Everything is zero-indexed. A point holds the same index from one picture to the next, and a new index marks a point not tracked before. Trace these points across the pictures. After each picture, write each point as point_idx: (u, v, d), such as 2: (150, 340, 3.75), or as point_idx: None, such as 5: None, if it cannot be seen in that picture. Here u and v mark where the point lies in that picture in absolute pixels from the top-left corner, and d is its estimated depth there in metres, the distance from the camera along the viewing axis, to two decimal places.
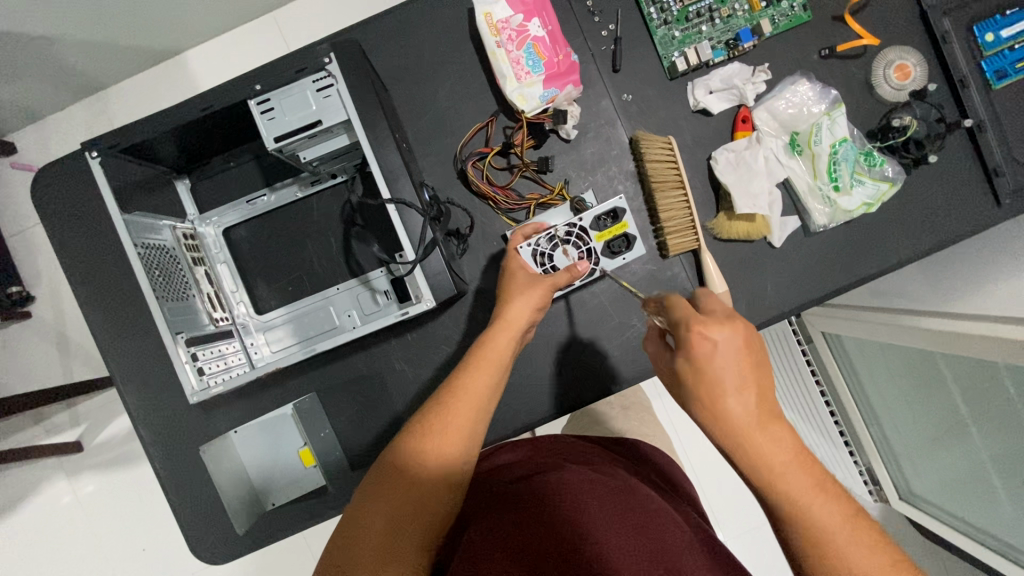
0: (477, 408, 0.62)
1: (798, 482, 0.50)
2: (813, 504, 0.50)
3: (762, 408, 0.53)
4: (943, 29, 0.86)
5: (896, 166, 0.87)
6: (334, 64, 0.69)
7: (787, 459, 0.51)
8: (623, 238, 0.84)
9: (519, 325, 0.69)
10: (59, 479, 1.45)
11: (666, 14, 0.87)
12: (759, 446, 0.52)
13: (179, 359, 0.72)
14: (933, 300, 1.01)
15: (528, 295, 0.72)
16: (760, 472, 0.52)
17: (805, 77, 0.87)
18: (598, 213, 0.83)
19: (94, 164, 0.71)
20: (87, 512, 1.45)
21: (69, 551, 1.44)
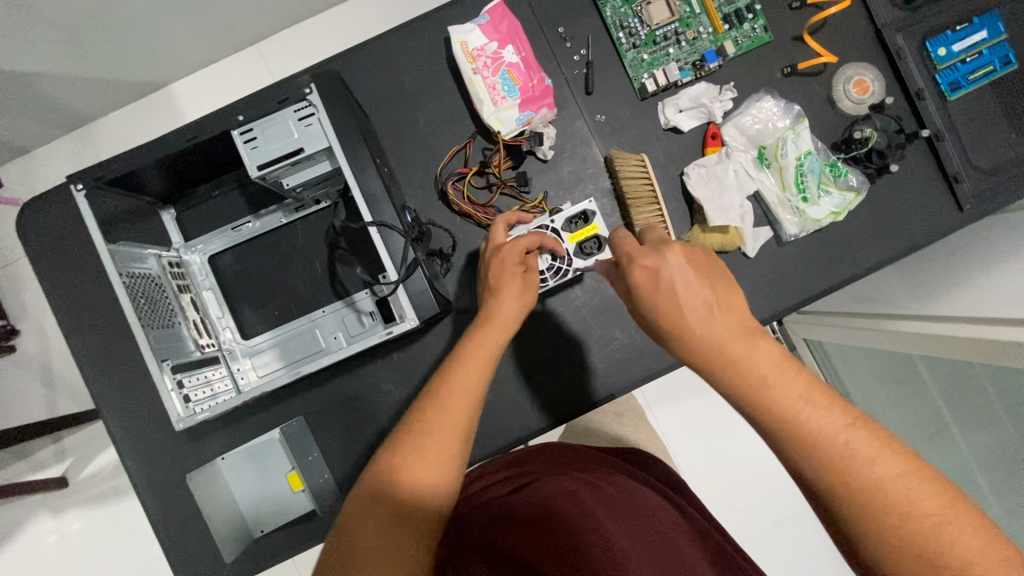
0: (470, 400, 0.62)
1: (788, 393, 0.50)
2: (807, 418, 0.49)
3: (738, 322, 0.54)
4: (897, 46, 0.91)
5: (859, 175, 0.90)
6: (314, 94, 0.72)
7: (776, 370, 0.51)
8: (594, 240, 0.84)
9: (506, 321, 0.68)
10: (43, 515, 1.42)
11: (634, 38, 0.91)
12: (751, 360, 0.52)
13: (165, 387, 0.73)
14: (907, 303, 1.04)
15: (516, 288, 0.70)
16: (755, 408, 0.51)
17: (769, 94, 0.91)
18: (569, 216, 0.84)
19: (79, 197, 0.72)
20: (73, 549, 1.42)
21: None
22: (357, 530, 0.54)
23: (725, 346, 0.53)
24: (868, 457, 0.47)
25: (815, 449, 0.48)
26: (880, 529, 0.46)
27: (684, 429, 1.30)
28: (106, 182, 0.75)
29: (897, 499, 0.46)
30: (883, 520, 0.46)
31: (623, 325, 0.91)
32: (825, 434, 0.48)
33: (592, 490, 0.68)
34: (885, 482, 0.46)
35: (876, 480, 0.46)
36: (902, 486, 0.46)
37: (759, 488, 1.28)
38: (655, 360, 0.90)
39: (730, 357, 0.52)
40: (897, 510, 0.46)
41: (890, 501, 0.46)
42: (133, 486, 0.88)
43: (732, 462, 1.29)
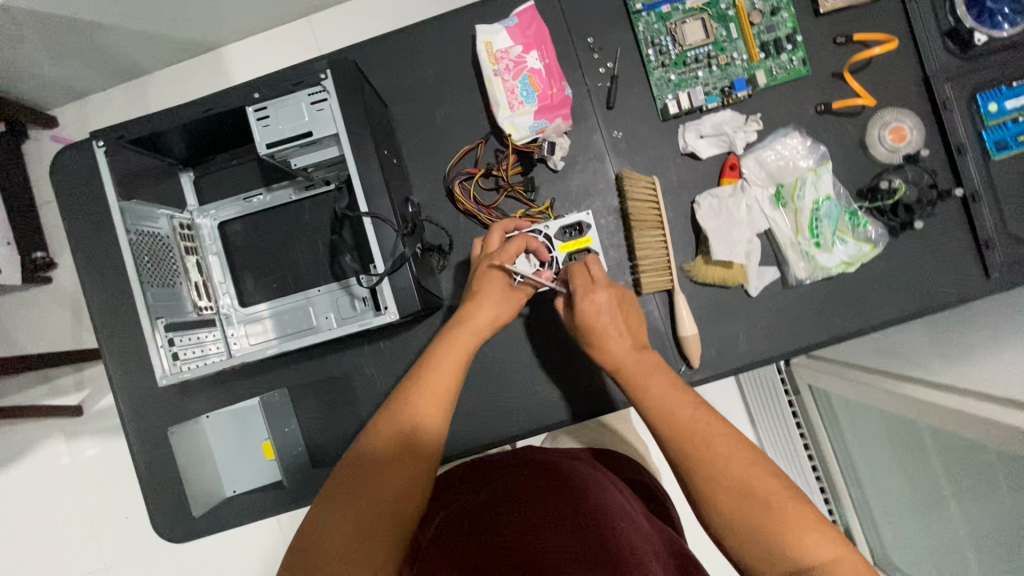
0: (443, 403, 0.65)
1: (680, 402, 0.66)
2: (688, 411, 0.65)
3: (636, 344, 0.72)
4: (944, 95, 0.86)
5: (880, 228, 0.86)
6: (329, 80, 0.73)
7: (664, 383, 0.68)
8: (585, 253, 0.81)
9: (475, 329, 0.70)
10: (58, 438, 1.52)
11: (664, 57, 0.89)
12: (638, 370, 0.70)
13: (154, 343, 0.76)
14: (919, 365, 0.99)
15: (494, 298, 0.72)
16: (664, 416, 0.65)
17: (797, 130, 0.87)
18: (564, 225, 0.81)
19: (99, 152, 0.76)
20: (83, 473, 1.51)
21: (60, 509, 1.51)
22: (330, 535, 0.56)
23: (629, 371, 0.70)
24: (735, 472, 0.60)
25: (695, 439, 0.62)
26: (746, 509, 0.58)
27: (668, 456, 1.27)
28: (126, 141, 0.78)
29: (757, 501, 0.58)
30: (743, 500, 0.58)
31: None
32: (708, 428, 0.63)
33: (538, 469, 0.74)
34: (749, 476, 0.59)
35: (748, 474, 0.59)
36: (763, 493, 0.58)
37: None
38: None
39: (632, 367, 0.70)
40: (722, 475, 0.60)
41: (752, 489, 0.59)
42: (124, 429, 0.93)
43: None
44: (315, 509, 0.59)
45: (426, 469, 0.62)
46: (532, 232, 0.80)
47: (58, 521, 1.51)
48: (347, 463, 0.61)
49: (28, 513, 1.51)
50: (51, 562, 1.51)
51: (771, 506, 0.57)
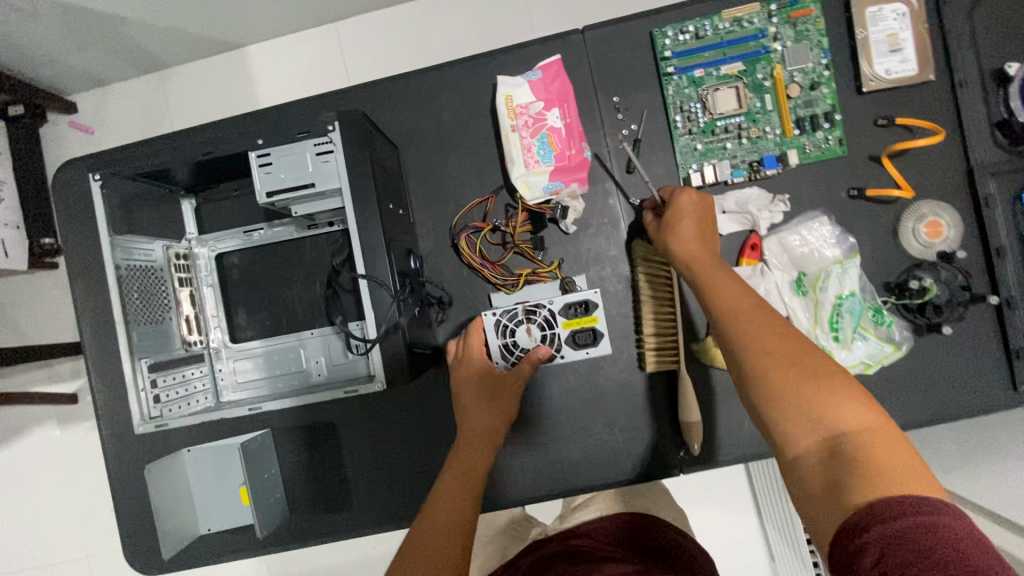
0: (459, 497, 0.66)
1: (752, 320, 0.59)
2: (752, 316, 0.60)
3: (703, 238, 0.72)
4: (987, 191, 0.81)
5: (903, 328, 0.81)
6: (337, 132, 0.70)
7: (735, 303, 0.62)
8: (590, 332, 0.76)
9: (486, 433, 0.73)
10: (51, 425, 1.52)
11: (691, 124, 0.84)
12: (709, 273, 0.67)
13: (134, 385, 0.74)
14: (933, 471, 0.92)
15: (488, 400, 0.75)
16: (729, 325, 0.60)
17: (826, 216, 0.83)
18: (570, 301, 0.76)
19: (93, 186, 0.73)
20: (73, 462, 1.51)
21: (48, 495, 1.51)
22: None
23: (690, 257, 0.70)
24: (817, 394, 0.51)
25: (766, 367, 0.55)
26: (806, 411, 0.51)
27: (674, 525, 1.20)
28: (122, 175, 0.75)
29: (817, 393, 0.51)
30: (799, 405, 0.51)
31: (607, 421, 0.86)
32: (774, 327, 0.58)
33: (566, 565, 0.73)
34: (830, 378, 0.52)
35: (824, 370, 0.53)
36: (808, 364, 0.54)
37: None
38: (630, 467, 0.85)
39: (700, 265, 0.68)
40: (789, 399, 0.52)
41: (825, 393, 0.51)
42: (103, 453, 0.91)
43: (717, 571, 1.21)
44: None
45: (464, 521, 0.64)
46: (535, 305, 0.76)
47: (45, 507, 1.52)
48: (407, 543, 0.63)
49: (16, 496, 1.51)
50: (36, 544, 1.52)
51: (833, 425, 0.49)
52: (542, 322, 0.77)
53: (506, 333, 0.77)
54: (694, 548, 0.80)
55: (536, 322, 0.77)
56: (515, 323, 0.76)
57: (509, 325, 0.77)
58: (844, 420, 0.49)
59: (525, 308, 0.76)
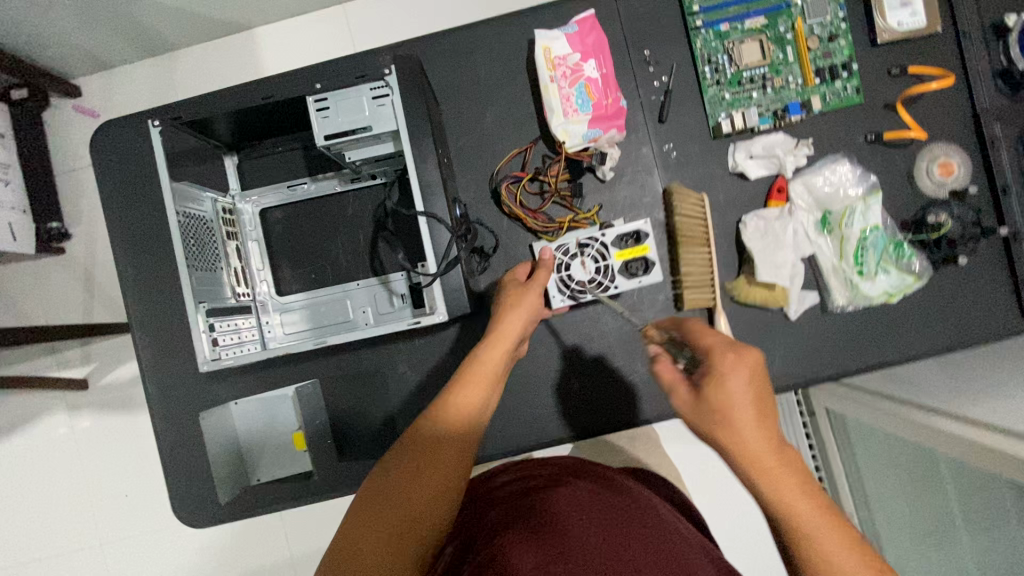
0: (467, 425, 0.67)
1: (781, 468, 0.59)
2: (776, 466, 0.59)
3: (745, 360, 0.63)
4: (993, 135, 0.86)
5: (924, 261, 0.87)
6: (393, 76, 0.72)
7: (767, 447, 0.60)
8: (641, 261, 0.85)
9: (510, 339, 0.73)
10: (60, 411, 1.49)
11: (719, 75, 0.89)
12: (730, 394, 0.62)
13: (197, 327, 0.75)
14: (932, 396, 0.96)
15: (520, 309, 0.75)
16: (751, 469, 0.60)
17: (847, 159, 0.88)
18: (621, 234, 0.85)
19: (154, 132, 0.76)
20: (83, 448, 1.48)
21: (58, 481, 1.48)
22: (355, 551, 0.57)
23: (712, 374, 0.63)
24: (826, 546, 0.56)
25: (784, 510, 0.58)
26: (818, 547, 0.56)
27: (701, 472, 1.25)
28: (181, 123, 0.78)
29: (826, 551, 0.55)
30: (801, 539, 0.57)
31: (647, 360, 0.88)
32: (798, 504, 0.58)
33: (598, 493, 0.70)
34: (818, 530, 0.56)
35: (819, 533, 0.56)
36: (836, 544, 0.56)
37: (754, 547, 1.24)
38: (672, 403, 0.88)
39: (716, 392, 0.62)
40: (812, 535, 0.56)
41: (807, 537, 0.57)
42: (149, 409, 0.92)
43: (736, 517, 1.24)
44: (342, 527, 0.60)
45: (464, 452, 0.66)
46: (588, 239, 0.85)
47: (55, 494, 1.48)
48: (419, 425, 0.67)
49: (26, 484, 1.48)
50: (47, 535, 1.48)
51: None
52: (595, 254, 0.85)
53: (561, 267, 0.85)
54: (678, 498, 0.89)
55: (591, 255, 0.85)
56: (569, 257, 0.85)
57: (563, 261, 0.85)
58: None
59: (579, 241, 0.85)
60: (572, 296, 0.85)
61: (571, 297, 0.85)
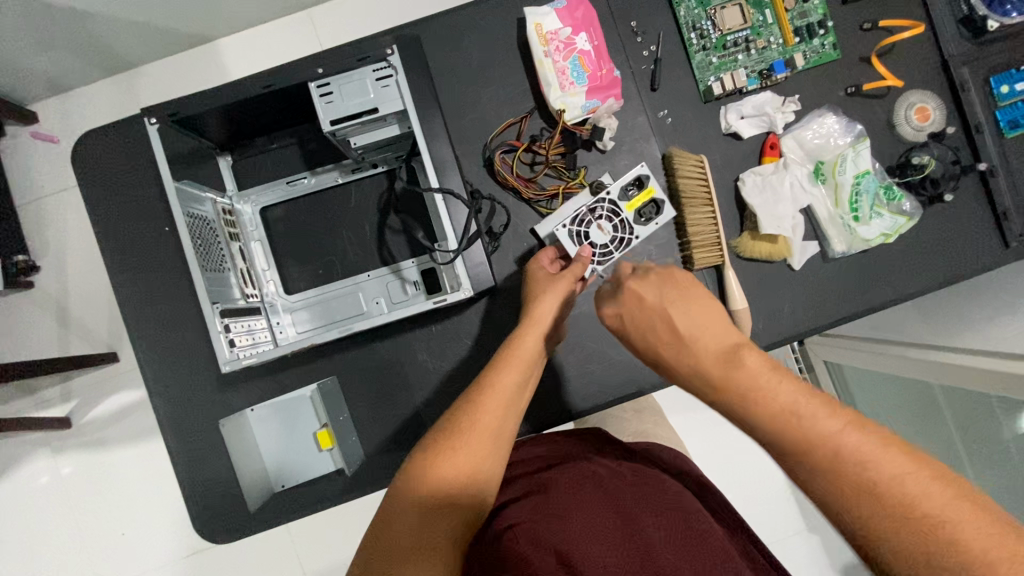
0: (508, 404, 0.62)
1: (783, 398, 0.47)
2: (783, 399, 0.47)
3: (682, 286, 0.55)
4: (962, 78, 0.91)
5: (913, 202, 0.91)
6: (396, 56, 0.72)
7: (758, 381, 0.48)
8: (652, 204, 0.85)
9: (547, 322, 0.69)
10: (36, 456, 1.35)
11: (705, 40, 0.91)
12: (683, 331, 0.52)
13: (214, 329, 0.73)
14: (924, 335, 0.99)
15: (555, 292, 0.72)
16: (760, 423, 0.48)
17: (832, 111, 0.92)
18: (623, 184, 0.85)
19: (151, 130, 0.73)
20: (64, 495, 1.34)
21: (39, 534, 1.34)
22: (395, 522, 0.55)
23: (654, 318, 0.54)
24: (889, 485, 0.42)
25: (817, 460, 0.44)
26: (881, 501, 0.42)
27: (707, 438, 1.27)
28: (177, 119, 0.75)
29: (885, 489, 0.42)
30: (854, 493, 0.43)
31: None
32: (835, 443, 0.44)
33: (618, 474, 0.67)
34: (876, 471, 0.43)
35: (879, 471, 0.43)
36: (879, 459, 0.43)
37: (772, 504, 1.25)
38: None
39: (669, 337, 0.53)
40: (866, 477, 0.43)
41: (876, 488, 0.42)
42: (159, 426, 0.88)
43: (744, 479, 1.26)
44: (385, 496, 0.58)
45: (507, 430, 0.61)
46: (596, 201, 0.84)
47: (37, 548, 1.34)
48: (453, 407, 0.62)
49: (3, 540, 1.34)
50: None
51: (874, 492, 0.42)
52: (609, 213, 0.84)
53: (581, 237, 0.84)
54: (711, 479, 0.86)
55: (604, 214, 0.84)
56: (584, 224, 0.83)
57: (581, 230, 0.83)
58: (901, 532, 0.41)
59: (591, 207, 0.84)
60: (600, 262, 0.84)
61: (600, 262, 0.84)
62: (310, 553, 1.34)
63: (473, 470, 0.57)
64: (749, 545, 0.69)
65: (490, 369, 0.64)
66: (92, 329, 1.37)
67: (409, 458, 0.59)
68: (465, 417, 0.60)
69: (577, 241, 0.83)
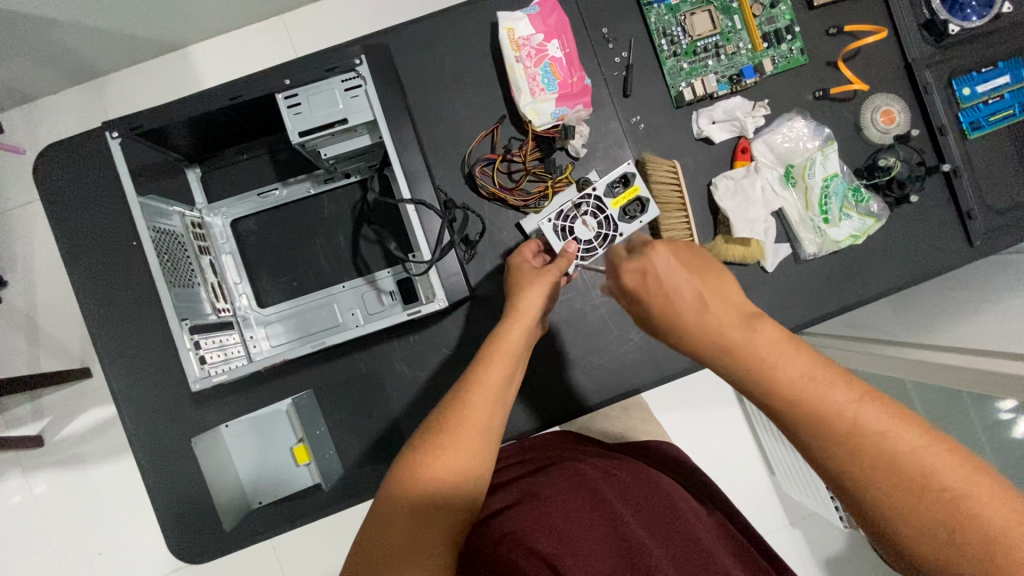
0: (495, 400, 0.61)
1: (790, 372, 0.48)
2: (793, 373, 0.48)
3: (693, 266, 0.54)
4: (926, 81, 0.94)
5: (880, 203, 0.93)
6: (364, 66, 0.72)
7: (774, 351, 0.49)
8: (637, 202, 0.83)
9: (532, 316, 0.69)
10: (8, 475, 1.31)
11: (675, 46, 0.92)
12: (708, 318, 0.51)
13: (183, 346, 0.71)
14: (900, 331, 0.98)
15: (539, 286, 0.71)
16: (776, 394, 0.48)
17: (801, 115, 0.94)
18: (610, 182, 0.84)
19: (113, 145, 0.71)
20: (38, 514, 1.30)
21: (11, 557, 1.30)
22: (386, 529, 0.53)
23: (674, 299, 0.53)
24: (898, 450, 0.43)
25: (824, 424, 0.45)
26: (892, 472, 0.43)
27: (690, 437, 1.28)
28: (141, 132, 0.73)
29: (895, 453, 0.43)
30: (868, 462, 0.44)
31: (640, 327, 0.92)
32: (837, 410, 0.45)
33: (609, 476, 0.66)
34: (888, 436, 0.44)
35: (885, 436, 0.44)
36: (887, 428, 0.44)
37: (755, 501, 1.27)
38: (666, 365, 0.92)
39: (702, 320, 0.51)
40: (875, 446, 0.44)
41: (888, 455, 0.43)
42: (131, 445, 0.86)
43: (728, 476, 1.27)
44: (374, 502, 0.56)
45: (495, 428, 0.60)
46: (581, 198, 0.84)
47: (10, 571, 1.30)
48: (441, 406, 0.61)
49: None
50: None
51: (883, 458, 0.43)
52: (593, 210, 0.84)
53: (565, 232, 0.84)
54: (704, 477, 0.86)
55: (588, 211, 0.84)
56: (569, 220, 0.84)
57: (564, 225, 0.84)
58: (919, 511, 0.42)
59: (574, 202, 0.84)
60: (583, 257, 0.84)
61: (584, 257, 0.84)
62: (296, 565, 1.32)
63: (463, 468, 0.56)
64: (737, 533, 0.69)
65: (476, 367, 0.64)
66: (62, 345, 1.33)
67: (398, 458, 0.58)
68: (453, 415, 0.59)
69: (560, 236, 0.84)
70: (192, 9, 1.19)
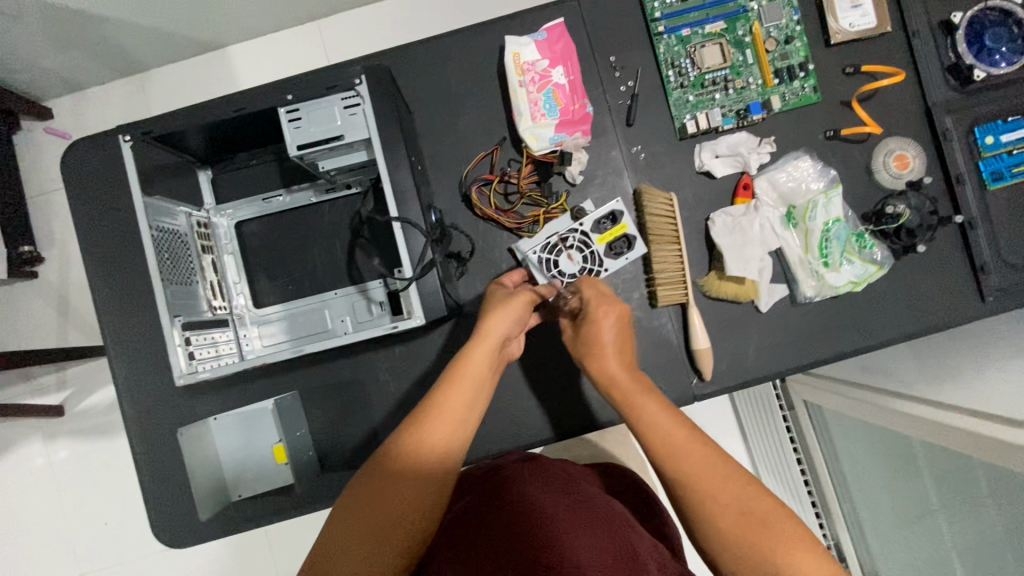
0: (454, 426, 0.63)
1: (674, 432, 0.66)
2: (670, 428, 0.67)
3: (621, 336, 0.77)
4: (944, 127, 0.90)
5: (885, 250, 0.90)
6: (363, 85, 0.74)
7: (665, 418, 0.67)
8: (623, 239, 0.86)
9: (497, 341, 0.70)
10: (29, 441, 1.38)
11: (682, 78, 0.92)
12: (611, 372, 0.74)
13: (172, 341, 0.74)
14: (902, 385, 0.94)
15: (508, 310, 0.72)
16: (656, 444, 0.66)
17: (808, 155, 0.91)
18: (597, 218, 0.87)
19: (125, 147, 0.75)
20: (54, 479, 1.38)
21: (25, 518, 1.37)
22: (337, 556, 0.55)
23: (601, 350, 0.76)
24: (733, 499, 0.59)
25: (685, 472, 0.62)
26: (728, 518, 0.58)
27: None
28: (151, 137, 0.77)
29: (733, 504, 0.59)
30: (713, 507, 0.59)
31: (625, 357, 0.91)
32: (702, 466, 0.62)
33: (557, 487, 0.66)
34: (727, 489, 0.60)
35: (722, 489, 0.60)
36: (727, 482, 0.61)
37: None
38: None
39: (611, 378, 0.74)
40: (713, 494, 0.60)
41: (726, 504, 0.59)
42: (126, 429, 0.91)
43: None
44: (325, 527, 0.57)
45: (451, 456, 0.62)
46: (568, 232, 0.86)
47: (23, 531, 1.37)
48: (400, 429, 0.63)
49: None
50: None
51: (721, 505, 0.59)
52: (579, 244, 0.86)
53: (550, 266, 0.86)
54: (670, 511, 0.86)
55: (574, 245, 0.86)
56: (554, 254, 0.86)
57: (549, 259, 0.86)
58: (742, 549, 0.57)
59: (559, 236, 0.86)
60: None
61: None
62: (287, 555, 1.36)
63: (419, 495, 0.59)
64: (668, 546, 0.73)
65: (438, 392, 0.65)
66: (87, 322, 1.40)
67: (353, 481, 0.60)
68: (411, 442, 0.61)
69: (544, 270, 0.86)
70: (231, 11, 1.24)
